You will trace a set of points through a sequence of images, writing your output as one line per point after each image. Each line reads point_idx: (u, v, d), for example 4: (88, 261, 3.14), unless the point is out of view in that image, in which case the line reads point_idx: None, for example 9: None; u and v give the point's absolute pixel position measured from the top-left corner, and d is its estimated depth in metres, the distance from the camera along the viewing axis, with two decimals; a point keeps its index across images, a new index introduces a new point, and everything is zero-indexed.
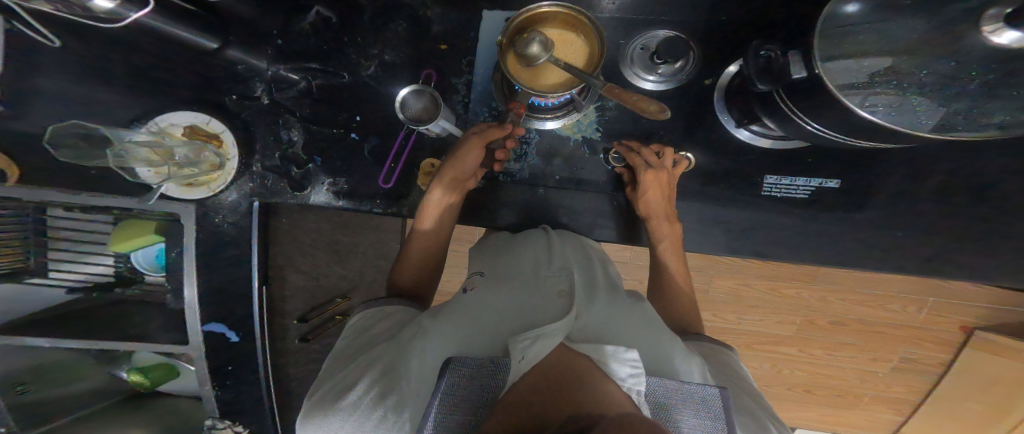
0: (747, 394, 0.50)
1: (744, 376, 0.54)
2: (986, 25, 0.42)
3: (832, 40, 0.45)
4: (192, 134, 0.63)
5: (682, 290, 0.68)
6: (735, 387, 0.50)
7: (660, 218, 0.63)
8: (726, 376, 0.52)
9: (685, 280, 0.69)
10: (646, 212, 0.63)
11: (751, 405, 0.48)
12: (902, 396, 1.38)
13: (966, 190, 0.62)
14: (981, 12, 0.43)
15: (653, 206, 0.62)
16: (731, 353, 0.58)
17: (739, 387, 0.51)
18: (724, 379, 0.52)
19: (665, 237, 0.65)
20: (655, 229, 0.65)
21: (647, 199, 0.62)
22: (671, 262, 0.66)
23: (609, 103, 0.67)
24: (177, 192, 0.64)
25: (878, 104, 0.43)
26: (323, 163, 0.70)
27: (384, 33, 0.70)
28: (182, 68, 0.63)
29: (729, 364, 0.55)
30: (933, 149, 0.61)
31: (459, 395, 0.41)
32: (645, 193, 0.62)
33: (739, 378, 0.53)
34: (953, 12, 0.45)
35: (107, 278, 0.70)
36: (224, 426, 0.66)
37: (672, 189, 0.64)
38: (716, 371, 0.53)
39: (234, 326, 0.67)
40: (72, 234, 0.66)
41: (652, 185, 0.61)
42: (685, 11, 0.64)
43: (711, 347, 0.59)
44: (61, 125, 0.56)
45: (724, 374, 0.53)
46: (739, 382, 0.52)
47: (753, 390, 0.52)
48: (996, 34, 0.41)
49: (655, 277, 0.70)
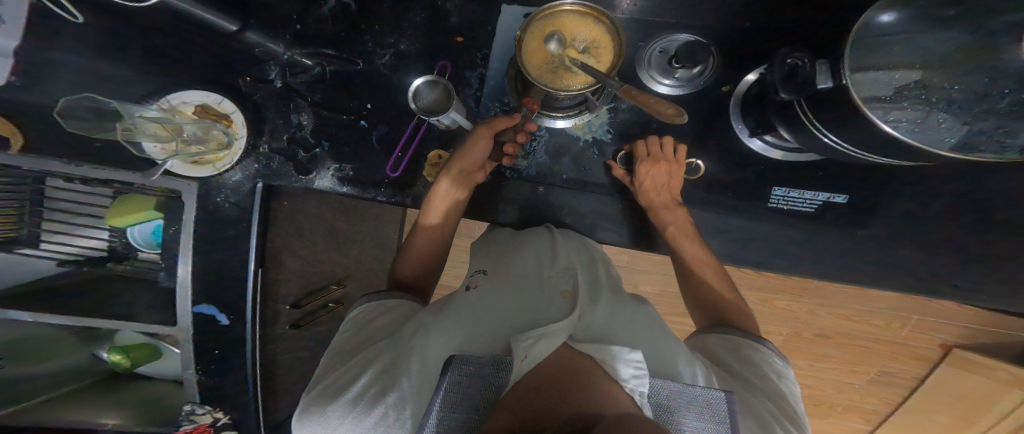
0: (763, 397, 0.50)
1: (773, 374, 0.54)
2: None
3: (864, 52, 0.46)
4: (203, 113, 0.63)
5: (707, 284, 0.66)
6: (749, 389, 0.51)
7: (661, 209, 0.63)
8: (743, 376, 0.53)
9: (715, 271, 0.66)
10: (647, 204, 0.64)
11: (766, 407, 0.48)
12: (876, 408, 1.38)
13: (972, 213, 0.63)
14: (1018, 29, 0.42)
15: (651, 197, 0.63)
16: (764, 347, 0.58)
17: (756, 388, 0.51)
18: (740, 380, 0.52)
19: (671, 225, 0.64)
20: (660, 218, 0.64)
21: (645, 190, 0.63)
22: (693, 254, 0.65)
23: (622, 105, 0.67)
24: (183, 170, 0.64)
25: (901, 119, 0.45)
26: (331, 148, 0.69)
27: (401, 23, 0.69)
28: (197, 48, 0.63)
29: (752, 361, 0.55)
30: (943, 170, 0.62)
31: (459, 395, 0.40)
32: (642, 185, 0.62)
33: (761, 377, 0.53)
34: (997, 25, 0.44)
35: (101, 252, 0.68)
36: (204, 412, 0.66)
37: (678, 183, 0.64)
38: (735, 370, 0.54)
39: (224, 310, 0.66)
40: (70, 205, 0.65)
41: (647, 175, 0.62)
42: (706, 19, 0.64)
43: (737, 341, 0.59)
44: (69, 98, 0.55)
45: (740, 373, 0.53)
46: (759, 381, 0.52)
47: (774, 389, 0.52)
48: None
49: (682, 273, 0.68)
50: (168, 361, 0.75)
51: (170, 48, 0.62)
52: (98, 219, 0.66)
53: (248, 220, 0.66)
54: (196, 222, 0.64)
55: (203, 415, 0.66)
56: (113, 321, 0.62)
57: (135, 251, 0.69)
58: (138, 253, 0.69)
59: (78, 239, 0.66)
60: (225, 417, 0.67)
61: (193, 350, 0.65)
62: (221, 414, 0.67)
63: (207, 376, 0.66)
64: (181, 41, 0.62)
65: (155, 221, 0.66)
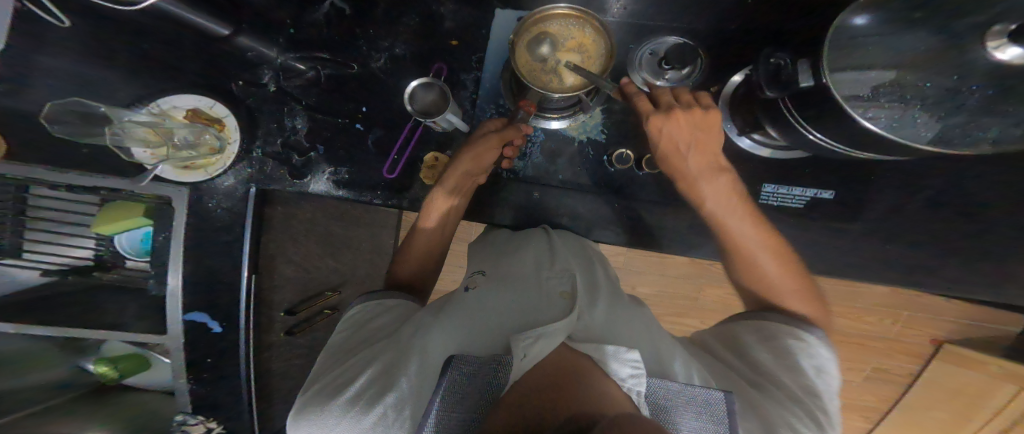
0: (779, 393, 0.49)
1: (803, 368, 0.50)
2: (991, 41, 0.44)
3: (843, 51, 0.47)
4: (194, 117, 0.62)
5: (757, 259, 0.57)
6: (760, 386, 0.50)
7: (686, 150, 0.57)
8: (761, 371, 0.51)
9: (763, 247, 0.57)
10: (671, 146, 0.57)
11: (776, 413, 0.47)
12: (870, 404, 1.41)
13: (953, 208, 0.65)
14: (987, 28, 0.45)
15: (675, 136, 0.57)
16: (805, 336, 0.52)
17: (773, 384, 0.50)
18: (755, 377, 0.51)
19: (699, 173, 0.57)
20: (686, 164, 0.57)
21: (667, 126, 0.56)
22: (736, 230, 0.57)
23: (615, 106, 0.68)
24: (174, 175, 0.62)
25: (880, 116, 0.47)
26: (326, 152, 0.68)
27: (395, 26, 0.70)
28: (187, 53, 0.63)
29: (782, 353, 0.52)
30: (923, 167, 0.64)
31: (458, 395, 0.41)
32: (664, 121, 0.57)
33: (787, 371, 0.50)
34: (963, 25, 0.47)
35: (86, 261, 0.67)
36: (195, 422, 0.65)
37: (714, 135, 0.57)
38: (753, 365, 0.52)
39: (217, 317, 0.65)
40: (55, 215, 0.63)
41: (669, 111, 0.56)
42: (695, 22, 0.65)
43: (772, 328, 0.54)
44: (56, 102, 0.55)
45: (759, 368, 0.51)
46: (781, 377, 0.50)
47: (800, 385, 0.49)
48: (999, 50, 0.43)
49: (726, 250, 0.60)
50: (157, 371, 0.74)
51: (160, 54, 0.61)
52: (85, 228, 0.65)
53: (241, 226, 0.66)
54: (188, 228, 0.64)
55: (195, 424, 0.65)
56: (98, 331, 0.60)
57: (122, 259, 0.68)
58: (125, 261, 0.68)
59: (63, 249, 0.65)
60: (218, 427, 0.66)
61: (182, 359, 0.64)
62: (214, 424, 0.66)
63: (198, 385, 0.65)
64: (172, 46, 0.62)
65: (143, 228, 0.66)
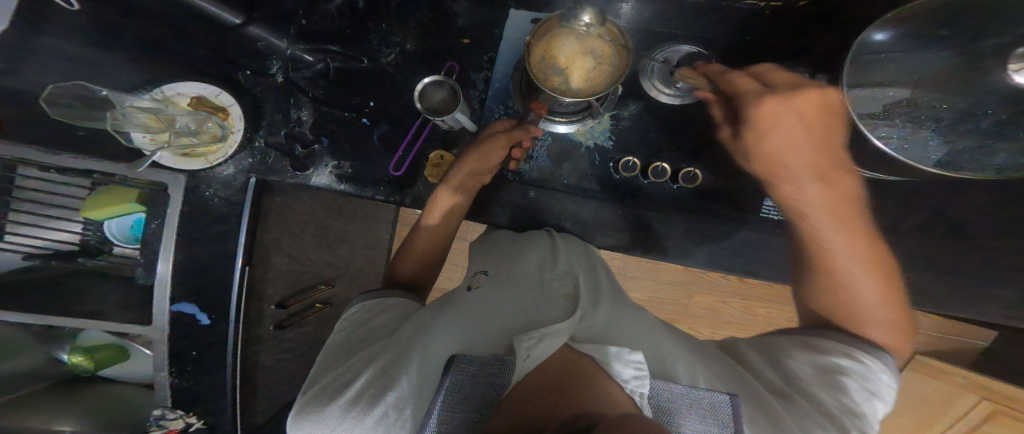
0: (809, 404, 0.47)
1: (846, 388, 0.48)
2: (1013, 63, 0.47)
3: (861, 68, 0.50)
4: (199, 105, 0.61)
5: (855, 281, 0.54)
6: (788, 393, 0.48)
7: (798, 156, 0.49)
8: (796, 381, 0.50)
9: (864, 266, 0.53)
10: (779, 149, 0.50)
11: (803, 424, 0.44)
12: None
13: (948, 227, 0.66)
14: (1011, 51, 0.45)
15: (786, 137, 0.48)
16: (862, 361, 0.50)
17: (804, 395, 0.48)
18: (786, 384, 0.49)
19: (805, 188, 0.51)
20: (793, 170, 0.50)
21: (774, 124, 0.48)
22: (837, 243, 0.52)
23: (623, 113, 0.69)
24: (172, 162, 0.61)
25: (892, 134, 0.49)
26: (330, 145, 0.68)
27: (406, 21, 0.69)
28: (192, 38, 0.61)
29: (824, 367, 0.50)
30: (919, 185, 0.66)
31: (460, 394, 0.40)
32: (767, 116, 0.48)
33: (825, 385, 0.48)
34: (982, 47, 0.48)
35: (71, 246, 0.64)
36: (175, 417, 0.62)
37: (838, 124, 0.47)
38: (789, 374, 0.51)
39: (207, 309, 0.64)
40: (41, 197, 0.60)
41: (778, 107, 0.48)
42: (705, 33, 0.67)
43: (824, 347, 0.53)
44: (55, 86, 0.51)
45: (792, 378, 0.50)
46: (815, 391, 0.48)
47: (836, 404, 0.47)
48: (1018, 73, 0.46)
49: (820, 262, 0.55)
50: (139, 362, 0.71)
51: (166, 38, 0.60)
52: (73, 212, 0.63)
53: (238, 216, 0.65)
54: (183, 216, 0.62)
55: (175, 419, 0.62)
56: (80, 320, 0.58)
57: (111, 245, 0.66)
58: (113, 248, 0.66)
59: (45, 233, 0.62)
60: (199, 422, 0.64)
61: (169, 352, 0.62)
62: (194, 419, 0.63)
63: (182, 379, 0.63)
64: (177, 30, 0.60)
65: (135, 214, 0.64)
